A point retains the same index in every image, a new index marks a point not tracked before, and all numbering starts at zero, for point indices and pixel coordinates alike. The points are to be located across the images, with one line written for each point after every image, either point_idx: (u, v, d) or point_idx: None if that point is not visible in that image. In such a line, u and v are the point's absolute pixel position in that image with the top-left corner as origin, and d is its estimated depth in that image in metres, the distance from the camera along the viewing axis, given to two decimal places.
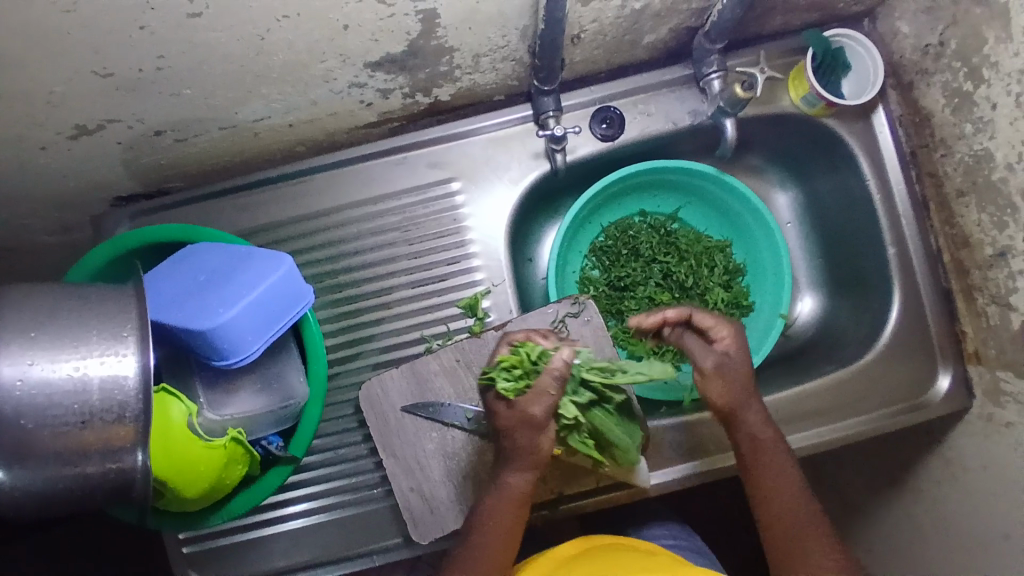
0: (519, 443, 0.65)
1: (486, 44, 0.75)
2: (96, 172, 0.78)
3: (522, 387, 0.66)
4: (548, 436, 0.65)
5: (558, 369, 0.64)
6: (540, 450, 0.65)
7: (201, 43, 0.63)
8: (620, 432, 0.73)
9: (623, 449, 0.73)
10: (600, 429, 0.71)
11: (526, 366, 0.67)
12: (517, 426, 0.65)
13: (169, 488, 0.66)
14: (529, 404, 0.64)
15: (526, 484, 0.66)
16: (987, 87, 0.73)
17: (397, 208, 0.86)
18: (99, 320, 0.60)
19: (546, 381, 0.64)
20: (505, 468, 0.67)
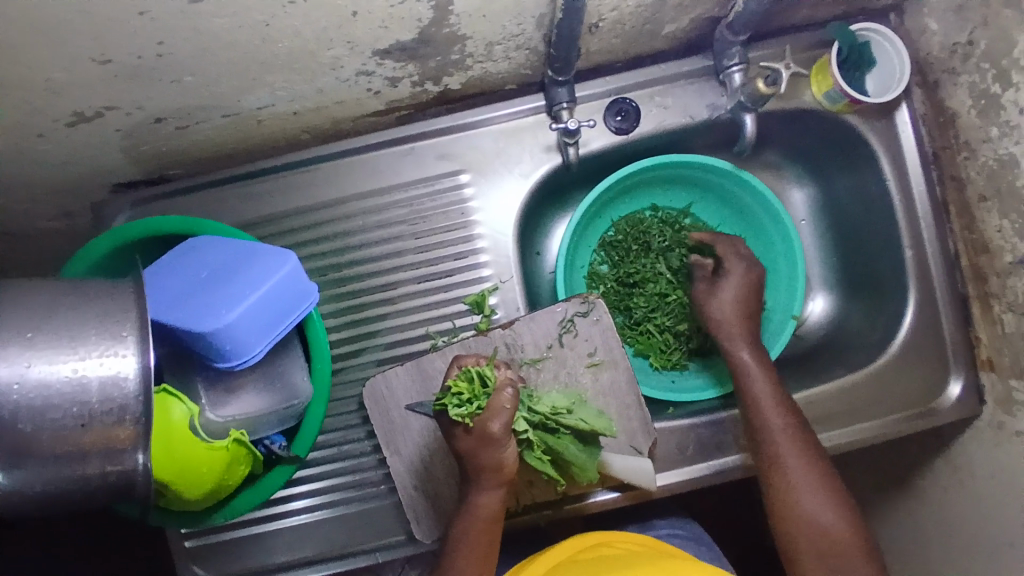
0: (483, 464, 0.65)
1: (500, 33, 0.71)
2: (95, 160, 0.75)
3: (471, 410, 0.64)
4: (511, 454, 0.66)
5: (508, 391, 0.64)
6: (505, 470, 0.66)
7: (203, 30, 0.60)
8: (575, 450, 0.74)
9: (580, 466, 0.74)
10: (554, 447, 0.73)
11: (476, 388, 0.65)
12: (479, 448, 0.64)
13: (171, 489, 0.64)
14: (484, 425, 0.63)
15: (495, 501, 0.67)
16: (1017, 90, 0.71)
17: (404, 200, 0.83)
18: (98, 319, 0.58)
19: (497, 402, 0.63)
20: (472, 488, 0.67)
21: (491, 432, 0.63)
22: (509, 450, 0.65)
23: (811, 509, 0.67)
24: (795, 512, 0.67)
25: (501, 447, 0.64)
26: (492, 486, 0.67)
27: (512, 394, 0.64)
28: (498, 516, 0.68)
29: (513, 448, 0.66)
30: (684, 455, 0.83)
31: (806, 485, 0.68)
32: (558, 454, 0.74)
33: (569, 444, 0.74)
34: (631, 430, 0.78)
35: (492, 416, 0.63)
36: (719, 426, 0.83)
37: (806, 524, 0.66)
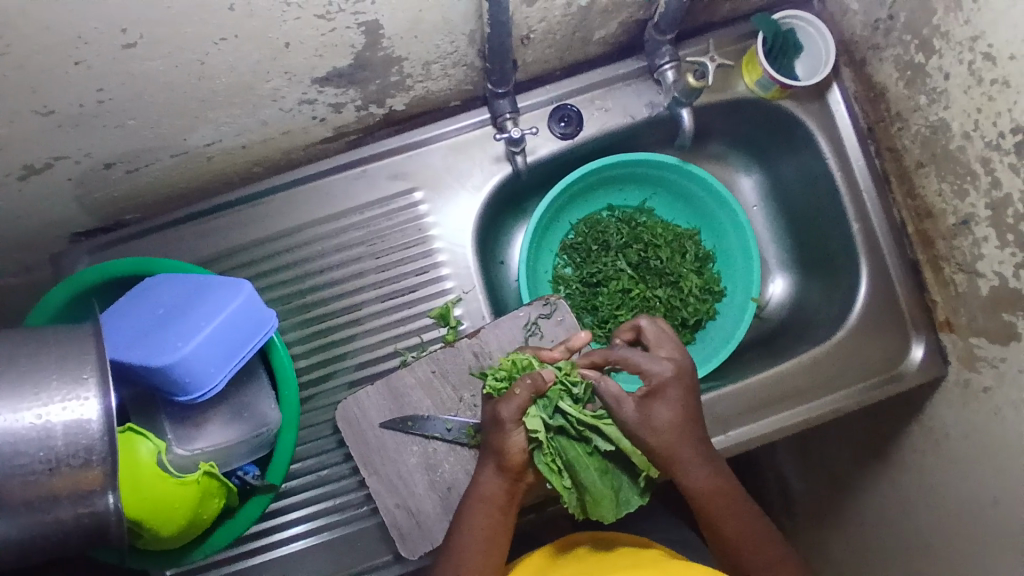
0: (490, 443, 0.66)
1: (435, 51, 0.74)
2: (50, 211, 0.76)
3: (504, 384, 0.69)
4: (515, 441, 0.65)
5: (526, 381, 0.66)
6: (508, 455, 0.66)
7: (140, 74, 0.62)
8: (595, 476, 0.68)
9: (596, 496, 0.68)
10: (571, 461, 0.68)
11: (516, 371, 0.70)
12: (489, 425, 0.66)
13: (144, 528, 0.64)
14: (495, 404, 0.66)
15: (498, 489, 0.66)
16: (939, 57, 0.73)
17: (361, 222, 0.84)
18: (57, 364, 0.58)
19: (511, 387, 0.66)
20: (479, 471, 0.68)
21: (498, 412, 0.65)
22: (516, 436, 0.66)
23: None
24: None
25: (506, 430, 0.65)
26: (496, 472, 0.67)
27: (530, 383, 0.65)
28: (503, 505, 0.66)
29: (522, 439, 0.66)
30: None
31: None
32: (576, 473, 0.68)
33: (592, 467, 0.68)
34: None
35: (503, 397, 0.65)
36: None
37: None
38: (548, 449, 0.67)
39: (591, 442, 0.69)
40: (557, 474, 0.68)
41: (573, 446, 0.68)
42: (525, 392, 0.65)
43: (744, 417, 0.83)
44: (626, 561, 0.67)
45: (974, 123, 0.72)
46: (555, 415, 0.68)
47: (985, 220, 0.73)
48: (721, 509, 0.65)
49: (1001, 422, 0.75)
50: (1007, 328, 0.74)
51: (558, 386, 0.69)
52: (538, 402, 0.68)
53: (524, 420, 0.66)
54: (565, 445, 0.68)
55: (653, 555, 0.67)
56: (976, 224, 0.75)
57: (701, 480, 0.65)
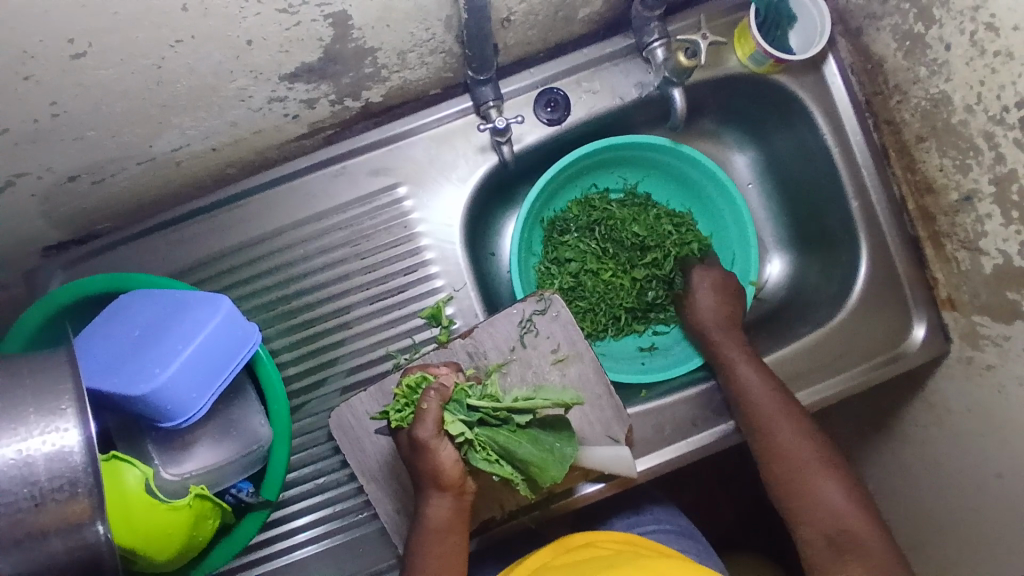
0: (422, 468, 0.66)
1: (410, 40, 0.69)
2: (16, 228, 0.72)
3: (406, 414, 0.68)
4: (446, 455, 0.65)
5: (429, 394, 0.66)
6: (445, 473, 0.66)
7: (95, 84, 0.57)
8: (530, 446, 0.68)
9: (540, 465, 0.67)
10: (504, 446, 0.67)
11: (414, 393, 0.69)
12: (413, 451, 0.67)
13: (139, 555, 0.63)
14: (412, 428, 0.66)
15: (444, 510, 0.67)
16: (939, 27, 0.70)
17: (344, 222, 0.81)
18: (33, 396, 0.55)
19: (419, 405, 0.66)
20: (423, 498, 0.68)
21: (416, 435, 0.65)
22: (445, 450, 0.65)
23: (824, 497, 0.68)
24: (802, 501, 0.69)
25: (431, 450, 0.65)
26: (438, 494, 0.67)
27: (434, 394, 0.66)
28: (455, 523, 0.67)
29: (451, 450, 0.66)
30: (662, 436, 0.81)
31: (811, 474, 0.70)
32: (511, 453, 0.67)
33: (522, 442, 0.68)
34: (605, 420, 0.77)
35: (416, 419, 0.66)
36: (692, 402, 0.82)
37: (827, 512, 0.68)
38: (477, 443, 0.67)
39: (512, 421, 0.69)
40: (498, 463, 0.68)
41: (496, 432, 0.67)
42: (432, 404, 0.66)
43: None
44: (603, 564, 0.65)
45: (976, 96, 0.69)
46: (471, 411, 0.67)
47: (988, 195, 0.71)
48: (778, 415, 0.74)
49: (1004, 399, 0.74)
50: (1010, 306, 0.72)
51: (458, 389, 0.68)
52: (449, 409, 0.67)
53: (446, 429, 0.65)
54: (490, 434, 0.67)
55: (625, 559, 0.66)
56: (979, 199, 0.73)
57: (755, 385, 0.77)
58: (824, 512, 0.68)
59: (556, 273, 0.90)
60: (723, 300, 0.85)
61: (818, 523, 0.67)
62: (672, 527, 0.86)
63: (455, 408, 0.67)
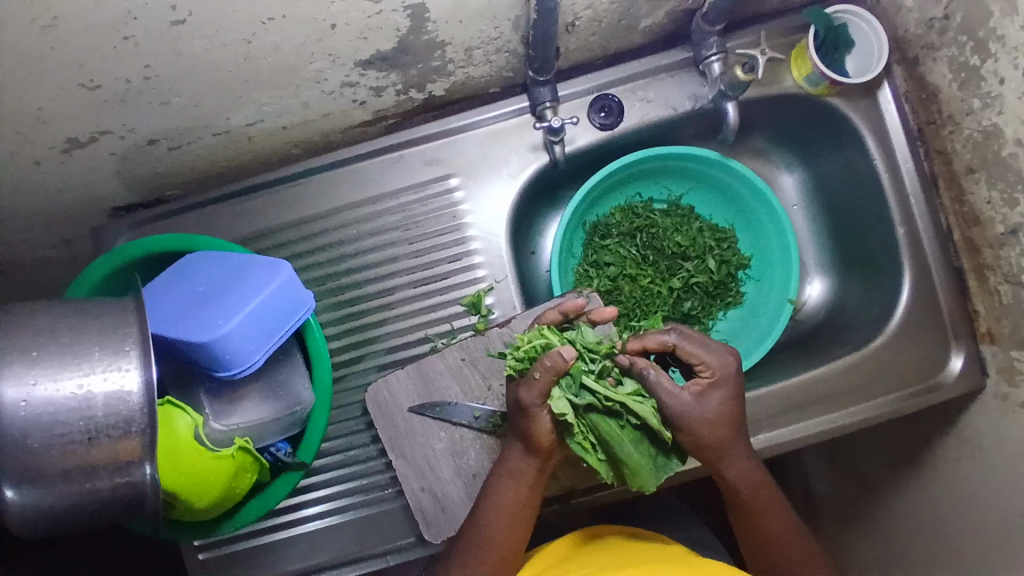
0: (519, 423, 0.66)
1: (478, 37, 0.73)
2: (93, 185, 0.77)
3: (523, 367, 0.66)
4: (541, 425, 0.65)
5: (546, 366, 0.62)
6: (536, 438, 0.65)
7: (187, 52, 0.62)
8: (630, 446, 0.66)
9: (633, 468, 0.66)
10: (603, 438, 0.66)
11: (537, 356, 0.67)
12: (516, 410, 0.66)
13: (179, 499, 0.66)
14: (518, 390, 0.65)
15: (529, 467, 0.68)
16: (995, 60, 0.71)
17: (395, 207, 0.85)
18: (100, 336, 0.59)
19: (530, 372, 0.64)
20: (512, 446, 0.69)
21: (519, 398, 0.64)
22: (542, 421, 0.64)
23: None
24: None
25: (529, 415, 0.64)
26: (526, 451, 0.67)
27: (548, 368, 0.62)
28: (533, 480, 0.68)
29: (546, 423, 0.65)
30: None
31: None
32: (609, 447, 0.66)
33: (626, 439, 0.66)
34: None
35: (525, 383, 0.64)
36: None
37: None
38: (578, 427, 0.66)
39: (623, 415, 0.66)
40: (591, 450, 0.67)
41: (599, 421, 0.66)
42: (545, 377, 0.63)
43: (775, 419, 0.82)
44: (642, 557, 0.66)
45: None
46: (581, 393, 0.65)
47: None
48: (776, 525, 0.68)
49: None
50: None
51: (579, 364, 0.66)
52: (562, 383, 0.65)
53: (549, 405, 0.64)
54: (596, 422, 0.65)
55: (664, 554, 0.67)
56: None
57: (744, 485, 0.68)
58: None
59: (595, 276, 0.92)
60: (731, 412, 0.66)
61: None
62: (685, 535, 0.87)
63: (569, 385, 0.65)
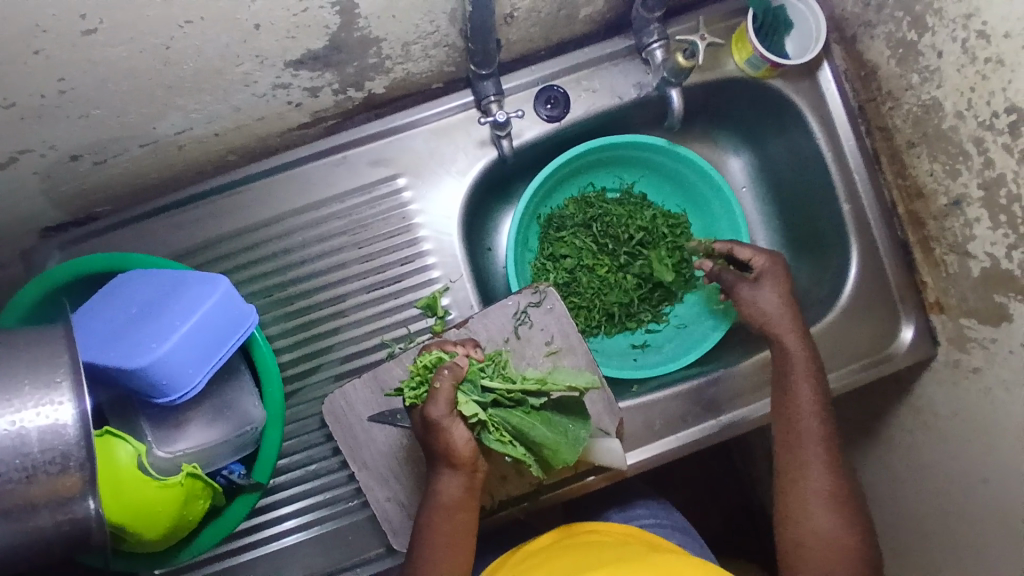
0: (434, 445, 0.64)
1: (414, 32, 0.71)
2: (16, 206, 0.73)
3: (421, 390, 0.67)
4: (459, 436, 0.62)
5: (444, 373, 0.64)
6: (457, 453, 0.63)
7: (102, 61, 0.58)
8: (543, 429, 0.67)
9: (553, 446, 0.67)
10: (517, 427, 0.66)
11: (429, 372, 0.67)
12: (428, 431, 0.64)
13: (127, 532, 0.63)
14: (424, 408, 0.63)
15: (457, 488, 0.65)
16: (931, 35, 0.72)
17: (342, 211, 0.82)
18: (29, 367, 0.55)
19: (432, 384, 0.63)
20: (436, 474, 0.66)
21: (428, 415, 0.62)
22: (457, 430, 0.63)
23: (827, 525, 0.66)
24: (802, 524, 0.66)
25: (443, 430, 0.62)
26: (450, 471, 0.64)
27: (448, 373, 0.63)
28: (464, 502, 0.65)
29: (464, 431, 0.63)
30: (653, 429, 0.82)
31: (820, 500, 0.67)
32: (523, 434, 0.67)
33: (536, 424, 0.68)
34: (596, 412, 0.78)
35: (428, 397, 0.63)
36: (683, 398, 0.83)
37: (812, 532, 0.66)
38: (492, 425, 0.66)
39: (525, 404, 0.69)
40: (510, 445, 0.67)
41: (510, 413, 0.67)
42: (446, 384, 0.63)
43: (736, 401, 0.83)
44: (613, 556, 0.65)
45: (967, 102, 0.70)
46: (485, 392, 0.67)
47: (977, 200, 0.73)
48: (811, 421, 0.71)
49: (990, 401, 0.75)
50: (997, 309, 0.74)
51: (472, 368, 0.68)
52: (464, 389, 0.66)
53: (459, 411, 0.63)
54: (505, 414, 0.67)
55: (636, 552, 0.66)
56: (968, 204, 0.74)
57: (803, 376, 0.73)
58: (818, 541, 0.65)
59: (551, 269, 0.91)
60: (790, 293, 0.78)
61: (811, 545, 0.65)
62: (655, 523, 0.87)
63: (470, 389, 0.66)
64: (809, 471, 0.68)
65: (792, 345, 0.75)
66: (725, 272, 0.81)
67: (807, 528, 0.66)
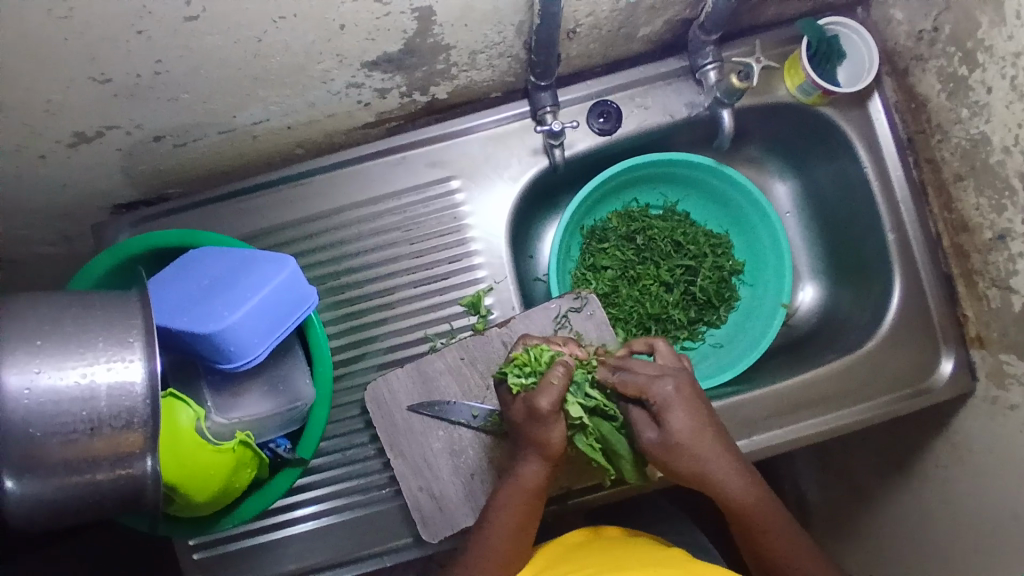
0: (530, 433, 0.65)
1: (482, 41, 0.75)
2: (97, 180, 0.78)
3: (528, 380, 0.68)
4: (556, 433, 0.63)
5: (560, 371, 0.63)
6: (549, 447, 0.64)
7: (198, 48, 0.63)
8: (630, 445, 0.69)
9: (634, 465, 0.69)
10: (611, 438, 0.68)
11: (539, 367, 0.69)
12: (528, 418, 0.64)
13: (179, 493, 0.66)
14: (532, 397, 0.63)
15: (538, 477, 0.66)
16: (983, 70, 0.73)
17: (398, 208, 0.86)
18: (104, 326, 0.58)
19: (547, 377, 0.63)
20: (520, 458, 0.67)
21: (537, 406, 0.62)
22: (557, 426, 0.63)
23: None
24: None
25: (545, 421, 0.63)
26: (536, 461, 0.65)
27: (563, 372, 0.64)
28: (539, 493, 0.66)
29: (563, 429, 0.64)
30: None
31: None
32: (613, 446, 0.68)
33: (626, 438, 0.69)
34: None
35: (540, 388, 0.63)
36: None
37: None
38: (588, 429, 0.68)
39: None
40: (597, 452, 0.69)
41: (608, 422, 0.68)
42: (560, 383, 0.63)
43: (769, 422, 0.83)
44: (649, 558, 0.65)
45: (1015, 138, 0.72)
46: (589, 396, 0.68)
47: (1022, 235, 0.73)
48: (787, 545, 0.63)
49: None
50: None
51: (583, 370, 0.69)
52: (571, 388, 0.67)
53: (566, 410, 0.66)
54: (603, 423, 0.68)
55: (671, 556, 0.66)
56: (1013, 238, 0.75)
57: (755, 508, 0.63)
58: None
59: (593, 279, 0.93)
60: (700, 424, 0.62)
61: None
62: (678, 538, 0.87)
63: (579, 390, 0.67)
64: None
65: (731, 483, 0.62)
66: (626, 403, 0.65)
67: None
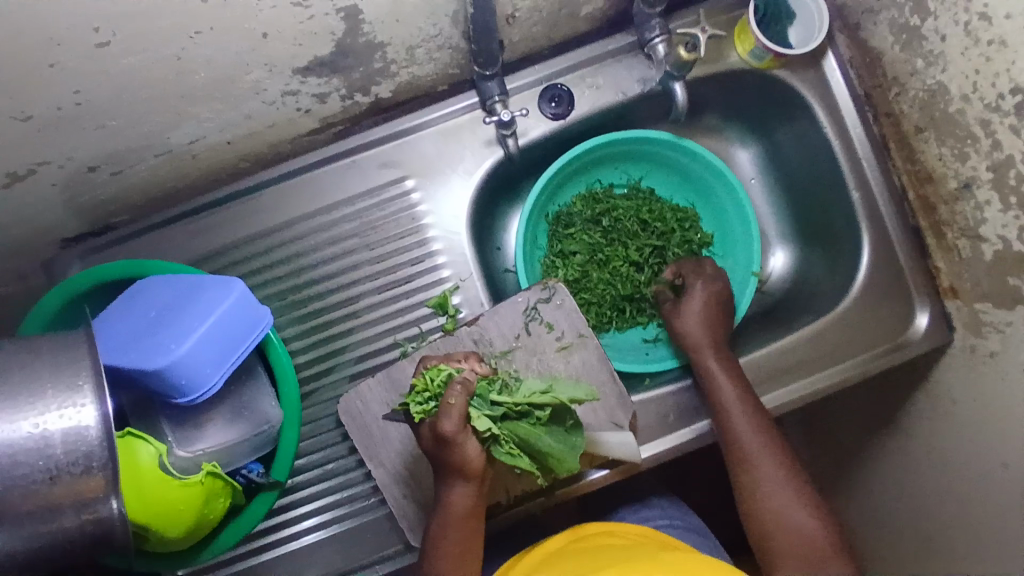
0: (448, 460, 0.65)
1: (418, 35, 0.72)
2: (39, 216, 0.75)
3: (430, 407, 0.66)
4: (471, 449, 0.64)
5: (456, 388, 0.62)
6: (469, 466, 0.65)
7: (118, 72, 0.60)
8: (549, 439, 0.68)
9: (559, 457, 0.68)
10: (526, 440, 0.67)
11: (440, 389, 0.66)
12: (441, 446, 0.64)
13: (150, 531, 0.64)
14: (436, 422, 0.62)
15: (468, 498, 0.67)
16: (934, 19, 0.71)
17: (352, 214, 0.83)
18: (51, 372, 0.55)
19: (444, 399, 0.62)
20: (446, 484, 0.67)
21: (441, 430, 0.62)
22: (470, 444, 0.64)
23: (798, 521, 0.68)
24: (776, 519, 0.69)
25: (456, 443, 0.63)
26: (462, 483, 0.66)
27: (461, 390, 0.62)
28: (474, 512, 0.68)
29: (476, 445, 0.64)
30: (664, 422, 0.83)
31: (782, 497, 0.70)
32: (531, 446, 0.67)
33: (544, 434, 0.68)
34: (608, 407, 0.78)
35: (441, 412, 0.62)
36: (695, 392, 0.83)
37: (779, 526, 0.69)
38: (502, 437, 0.67)
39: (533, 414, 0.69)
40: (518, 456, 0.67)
41: (520, 425, 0.67)
42: (459, 400, 0.62)
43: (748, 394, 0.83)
44: (623, 555, 0.65)
45: (972, 85, 0.70)
46: (495, 405, 0.66)
47: (987, 182, 0.72)
48: (753, 434, 0.74)
49: (1007, 386, 0.75)
50: (1011, 291, 0.72)
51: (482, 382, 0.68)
52: (474, 402, 0.65)
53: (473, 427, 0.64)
54: (514, 426, 0.67)
55: (646, 550, 0.65)
56: (978, 187, 0.73)
57: (731, 399, 0.76)
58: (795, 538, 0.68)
59: (561, 266, 0.91)
60: (711, 310, 0.83)
61: (781, 539, 0.68)
62: (669, 520, 0.87)
63: (483, 403, 0.66)
64: (761, 472, 0.72)
65: (717, 369, 0.79)
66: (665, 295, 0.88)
67: (775, 520, 0.69)
